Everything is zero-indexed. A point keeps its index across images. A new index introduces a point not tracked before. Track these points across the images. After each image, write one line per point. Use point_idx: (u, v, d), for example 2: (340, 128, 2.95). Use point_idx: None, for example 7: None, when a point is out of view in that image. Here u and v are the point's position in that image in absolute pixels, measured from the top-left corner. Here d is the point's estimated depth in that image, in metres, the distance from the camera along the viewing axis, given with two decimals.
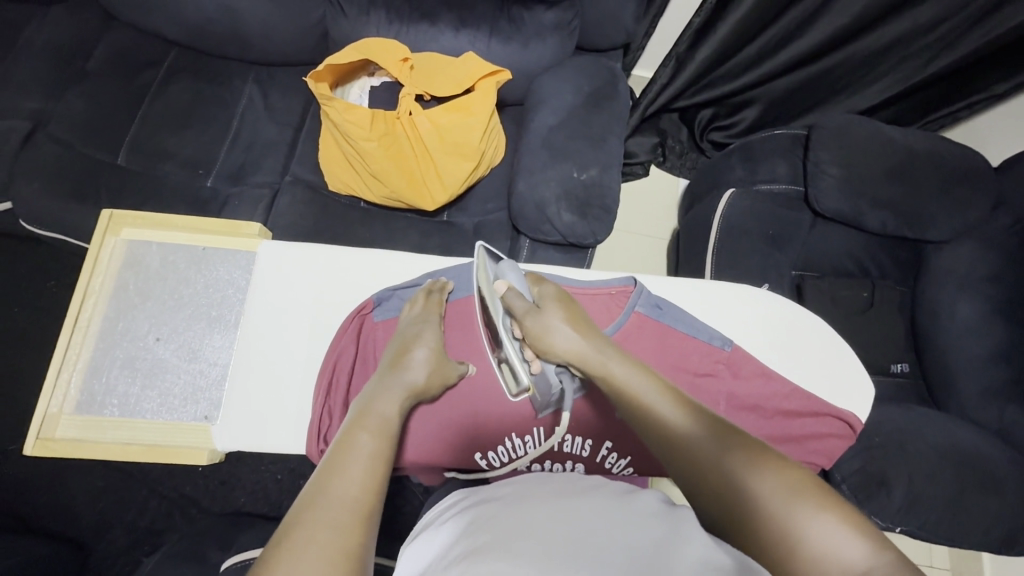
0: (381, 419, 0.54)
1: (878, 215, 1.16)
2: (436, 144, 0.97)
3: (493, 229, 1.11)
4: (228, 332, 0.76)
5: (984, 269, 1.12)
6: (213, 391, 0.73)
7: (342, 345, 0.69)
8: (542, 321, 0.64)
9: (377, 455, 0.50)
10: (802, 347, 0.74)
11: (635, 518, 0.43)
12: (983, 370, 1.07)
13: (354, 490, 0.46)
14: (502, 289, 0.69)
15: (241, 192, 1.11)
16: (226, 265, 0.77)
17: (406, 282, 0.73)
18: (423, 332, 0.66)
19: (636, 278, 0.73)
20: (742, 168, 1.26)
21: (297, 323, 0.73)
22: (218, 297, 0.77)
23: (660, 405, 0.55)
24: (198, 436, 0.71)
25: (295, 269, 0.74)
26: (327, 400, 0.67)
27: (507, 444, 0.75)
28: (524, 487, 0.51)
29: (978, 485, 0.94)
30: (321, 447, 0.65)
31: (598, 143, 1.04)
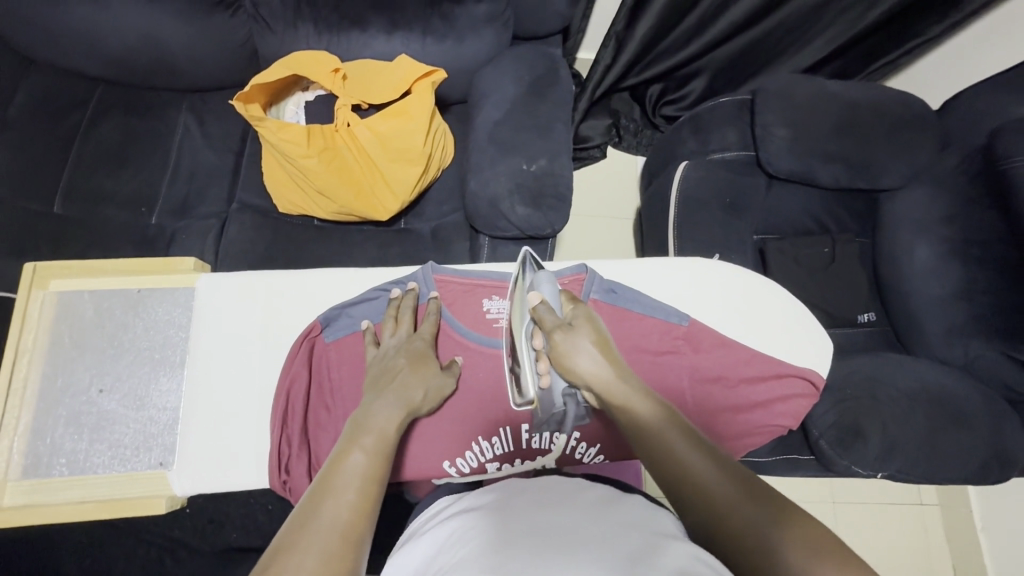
0: (377, 435, 0.53)
1: (830, 170, 1.17)
2: (379, 152, 0.95)
3: (451, 231, 1.09)
4: (175, 374, 0.73)
5: (937, 211, 1.13)
6: (165, 436, 0.71)
7: (293, 372, 0.67)
8: (571, 340, 0.59)
9: (369, 475, 0.49)
10: (760, 312, 0.74)
11: (619, 525, 0.43)
12: (946, 309, 1.09)
13: (345, 512, 0.45)
14: (534, 301, 0.64)
15: (188, 225, 1.08)
16: (164, 305, 0.75)
17: (354, 298, 0.71)
18: (415, 349, 0.66)
19: (588, 265, 0.73)
20: (694, 139, 1.26)
21: (246, 356, 0.71)
22: (160, 339, 0.74)
23: (681, 444, 0.52)
24: (155, 485, 0.69)
25: (238, 300, 0.72)
26: (284, 430, 0.66)
27: (475, 449, 0.71)
28: (511, 496, 0.50)
29: (950, 422, 0.96)
30: (282, 477, 0.64)
31: (545, 131, 1.03)
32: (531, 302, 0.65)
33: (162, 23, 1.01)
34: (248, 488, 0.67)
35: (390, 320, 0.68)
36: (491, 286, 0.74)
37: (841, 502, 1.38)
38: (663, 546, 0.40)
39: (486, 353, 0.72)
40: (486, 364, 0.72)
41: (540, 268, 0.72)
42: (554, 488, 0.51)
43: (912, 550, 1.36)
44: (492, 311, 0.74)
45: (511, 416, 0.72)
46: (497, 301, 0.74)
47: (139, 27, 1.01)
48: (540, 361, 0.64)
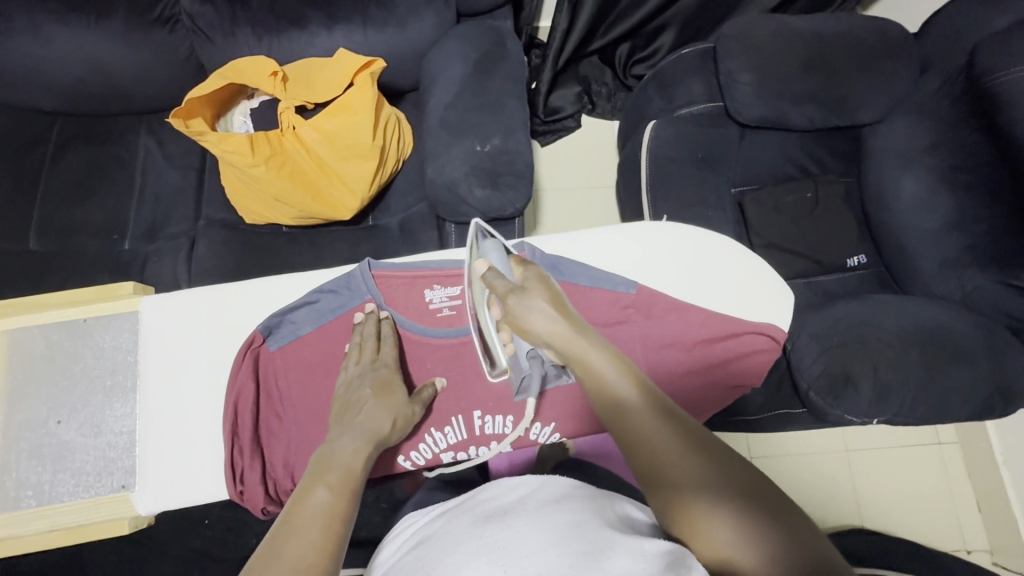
0: (343, 471, 0.51)
1: (803, 111, 1.12)
2: (329, 151, 0.95)
3: (416, 222, 1.07)
4: (127, 399, 0.74)
5: (924, 138, 1.07)
6: (125, 459, 0.72)
7: (239, 385, 0.67)
8: (523, 300, 0.57)
9: (333, 514, 0.46)
10: (715, 270, 0.72)
11: (556, 530, 0.41)
12: (937, 241, 1.04)
13: (309, 553, 0.42)
14: (482, 269, 0.63)
15: (158, 247, 1.09)
16: (110, 332, 0.76)
17: (294, 304, 0.71)
18: (379, 375, 0.63)
19: (526, 242, 0.72)
20: (660, 96, 1.22)
21: (195, 372, 0.72)
22: (110, 365, 0.75)
23: (642, 418, 0.49)
24: (121, 506, 0.70)
25: (176, 319, 0.73)
26: (236, 441, 0.67)
27: (428, 441, 0.69)
28: (453, 522, 0.48)
29: (946, 358, 0.92)
30: (238, 488, 0.66)
31: (497, 108, 0.99)
32: (480, 270, 0.64)
33: (103, 48, 1.01)
34: (211, 500, 0.68)
35: (357, 348, 0.66)
36: (433, 276, 0.72)
37: (855, 450, 1.34)
38: (607, 542, 0.40)
39: (432, 345, 0.71)
40: (433, 356, 0.71)
41: (490, 237, 0.70)
42: (493, 499, 0.49)
43: (931, 492, 1.32)
44: (434, 301, 0.72)
45: (462, 403, 0.70)
46: (438, 290, 0.72)
47: (82, 56, 1.01)
48: (502, 331, 0.63)
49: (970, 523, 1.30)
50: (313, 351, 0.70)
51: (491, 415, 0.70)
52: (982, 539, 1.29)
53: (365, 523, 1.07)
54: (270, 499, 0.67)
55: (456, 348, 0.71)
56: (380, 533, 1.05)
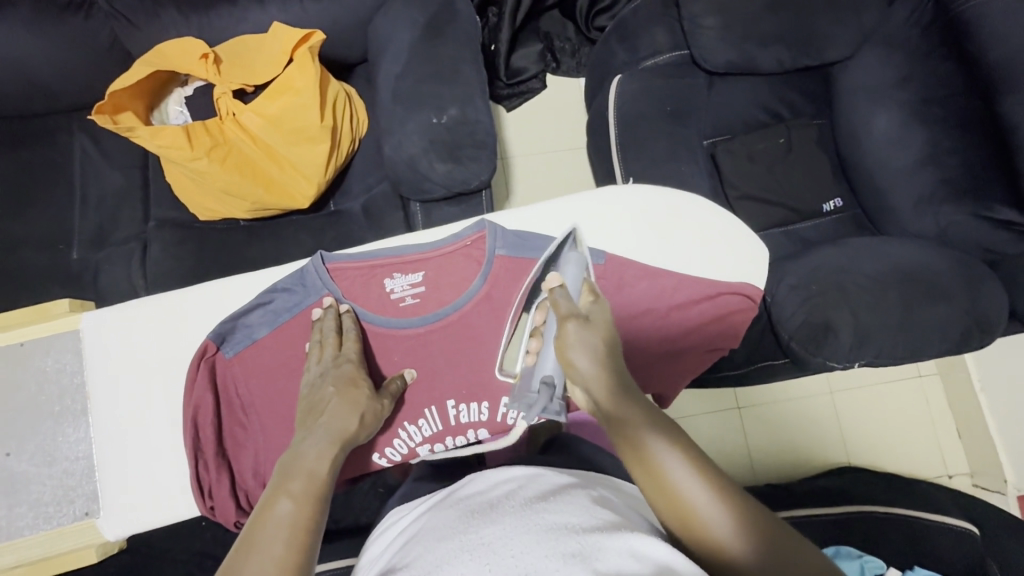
0: (307, 477, 0.49)
1: (770, 53, 1.07)
2: (275, 137, 0.89)
3: (379, 203, 1.02)
4: (80, 421, 0.70)
5: (894, 73, 1.04)
6: (85, 485, 0.68)
7: (196, 396, 0.64)
8: (583, 335, 0.55)
9: (298, 523, 0.44)
10: (686, 231, 0.70)
11: (539, 532, 0.39)
12: (911, 178, 1.02)
13: (270, 567, 0.41)
14: (552, 282, 0.60)
15: (107, 254, 1.02)
16: (51, 354, 0.71)
17: (246, 307, 0.67)
18: (341, 371, 0.61)
19: (487, 220, 0.70)
20: (623, 49, 1.16)
21: (148, 387, 0.68)
22: (56, 389, 0.71)
23: (650, 429, 0.48)
24: (87, 532, 0.68)
25: (120, 334, 0.69)
26: (200, 455, 0.65)
27: (402, 436, 0.67)
28: (438, 519, 0.46)
29: (924, 297, 0.92)
30: (207, 504, 0.64)
31: (452, 76, 0.93)
32: (550, 285, 0.60)
33: (14, 43, 0.93)
34: (182, 518, 0.66)
35: (318, 346, 0.64)
36: (391, 264, 0.69)
37: (839, 391, 1.35)
38: (594, 541, 0.38)
39: (396, 337, 0.68)
40: (400, 348, 0.68)
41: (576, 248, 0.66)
42: (478, 497, 0.47)
43: (914, 425, 1.35)
44: (396, 290, 0.69)
45: (434, 394, 0.68)
46: (399, 278, 0.69)
47: None
48: (534, 338, 0.62)
49: (951, 449, 1.34)
50: (271, 354, 0.67)
51: (464, 404, 0.68)
52: (962, 464, 1.33)
53: (362, 513, 1.06)
54: (243, 510, 0.65)
55: (422, 337, 0.68)
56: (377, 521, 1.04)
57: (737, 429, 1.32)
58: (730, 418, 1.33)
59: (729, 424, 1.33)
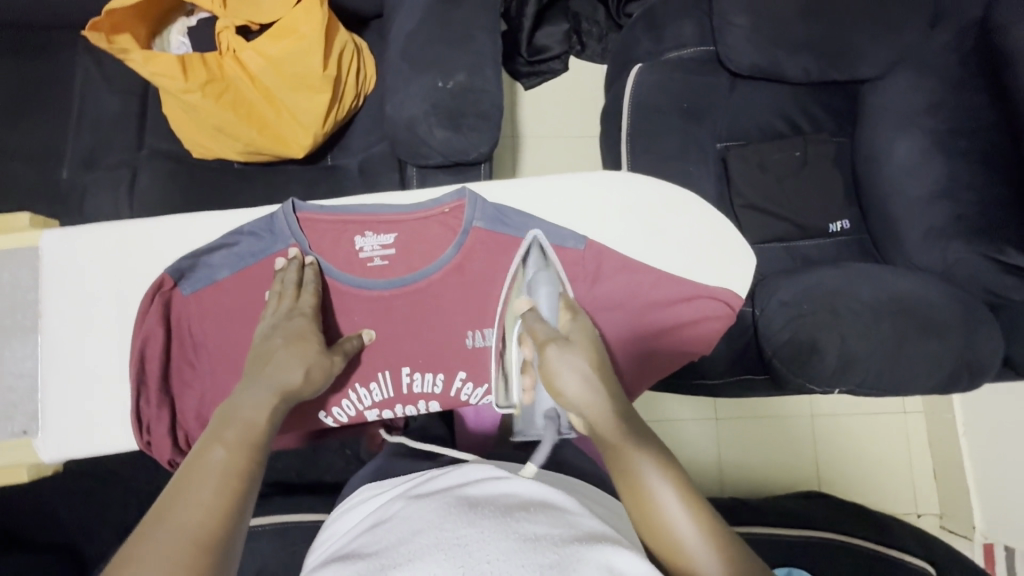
0: (243, 425, 0.48)
1: (797, 61, 1.03)
2: (275, 80, 0.86)
3: (377, 164, 1.00)
4: (28, 338, 0.69)
5: (921, 98, 1.00)
6: (24, 405, 0.67)
7: (146, 329, 0.63)
8: (566, 358, 0.50)
9: (232, 472, 0.44)
10: (675, 228, 0.68)
11: (520, 538, 0.37)
12: (924, 208, 0.98)
13: (198, 517, 0.40)
14: (523, 307, 0.58)
15: (96, 178, 1.00)
16: (8, 267, 0.70)
17: (210, 245, 0.66)
18: (294, 325, 0.59)
19: (469, 189, 0.68)
20: (648, 37, 1.12)
21: (102, 314, 0.67)
22: (8, 302, 0.69)
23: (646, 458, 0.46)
24: (21, 452, 0.66)
25: (81, 258, 0.68)
26: (143, 389, 0.64)
27: (351, 397, 0.66)
28: (412, 507, 0.44)
29: (917, 330, 0.89)
30: (144, 438, 0.63)
31: (464, 40, 0.90)
32: (521, 310, 0.58)
33: None
34: (121, 451, 0.65)
35: (276, 296, 0.62)
36: (363, 222, 0.67)
37: (820, 417, 1.33)
38: (575, 554, 0.35)
39: (360, 296, 0.66)
40: (361, 309, 0.67)
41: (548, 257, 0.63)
42: (463, 490, 0.45)
43: (891, 460, 1.33)
44: (365, 249, 0.67)
45: (388, 359, 0.67)
46: (370, 237, 0.67)
47: None
48: (524, 374, 0.57)
49: (924, 489, 1.32)
50: (228, 297, 0.65)
51: (419, 373, 0.67)
52: (932, 505, 1.31)
53: (325, 471, 1.06)
54: (180, 450, 0.65)
55: (386, 301, 0.67)
56: (337, 480, 1.05)
57: (711, 439, 1.31)
58: (705, 429, 1.31)
59: (704, 434, 1.31)
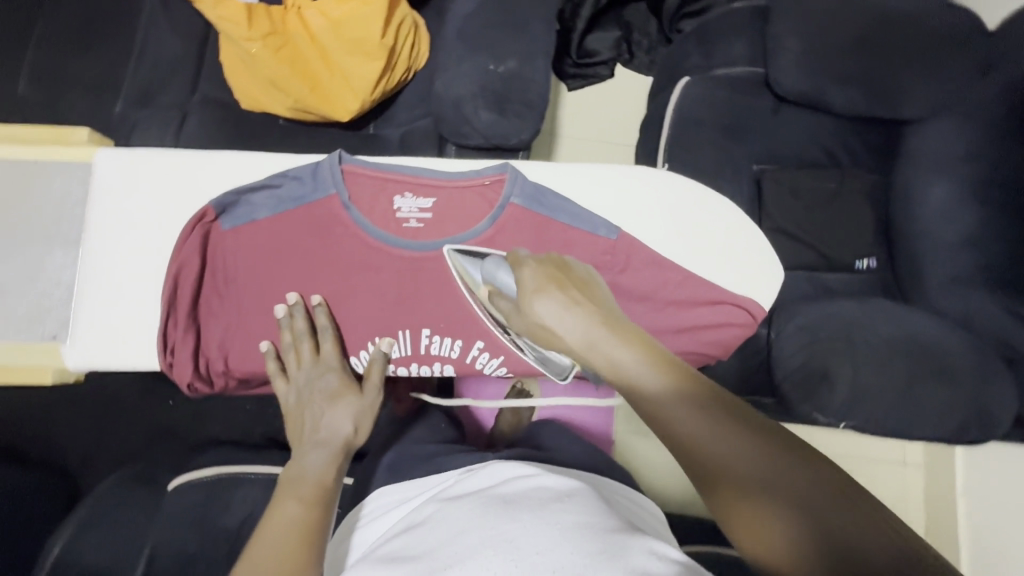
0: (311, 486, 0.59)
1: (844, 93, 1.03)
2: (333, 41, 0.89)
3: (418, 138, 1.02)
4: (69, 250, 0.75)
5: (963, 147, 0.98)
6: (59, 310, 0.73)
7: (184, 256, 0.66)
8: (528, 313, 0.58)
9: (304, 525, 0.55)
10: (707, 232, 0.69)
11: (563, 527, 0.43)
12: (952, 257, 0.98)
13: (282, 563, 0.52)
14: (484, 293, 0.64)
15: (148, 116, 1.04)
16: (61, 178, 0.75)
17: (252, 184, 0.68)
18: (326, 381, 0.65)
19: (511, 166, 0.69)
20: (698, 52, 1.13)
21: (140, 237, 0.69)
22: (55, 212, 0.75)
23: (718, 447, 0.45)
24: (46, 354, 0.72)
25: (126, 179, 0.70)
26: (173, 314, 0.66)
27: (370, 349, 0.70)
28: (445, 510, 0.52)
29: (928, 375, 0.89)
30: (168, 359, 0.66)
31: (520, 28, 0.92)
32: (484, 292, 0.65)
33: None
34: (141, 370, 0.68)
35: (297, 352, 0.67)
36: (404, 183, 0.68)
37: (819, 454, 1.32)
38: (616, 538, 0.42)
39: (390, 254, 0.68)
40: (390, 267, 0.68)
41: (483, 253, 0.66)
42: (496, 490, 0.52)
43: None
44: (402, 209, 0.69)
45: (411, 318, 0.69)
46: (409, 199, 0.69)
47: None
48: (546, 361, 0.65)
49: None
50: (265, 237, 0.68)
51: (438, 336, 0.70)
52: None
53: None
54: (201, 375, 0.68)
55: (415, 262, 0.68)
56: None
57: None
58: None
59: None
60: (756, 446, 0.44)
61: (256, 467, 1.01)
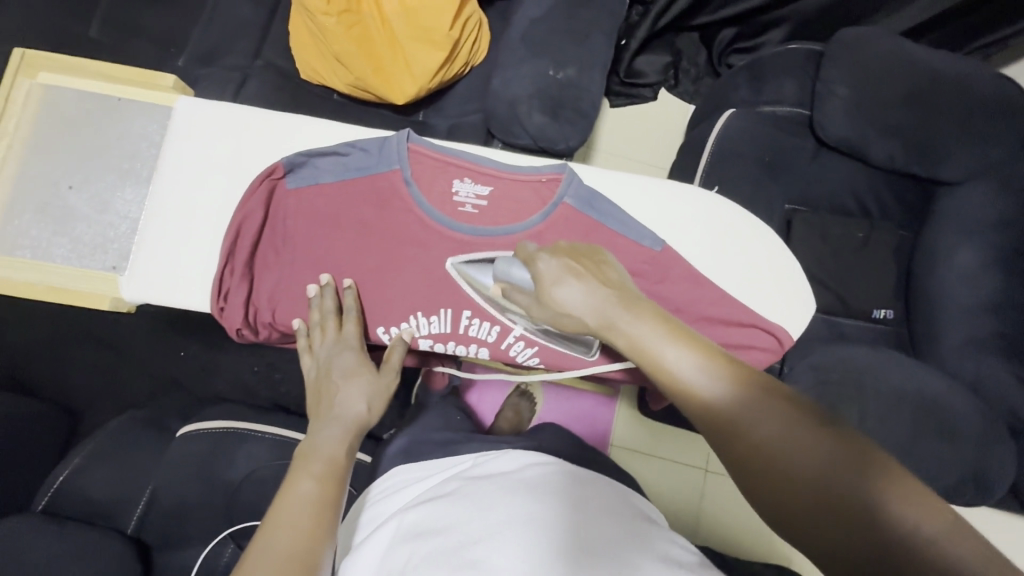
0: (326, 461, 0.63)
1: (886, 145, 1.05)
2: (403, 26, 0.92)
3: (466, 131, 1.05)
4: (139, 188, 0.82)
5: (993, 214, 1.02)
6: (121, 242, 0.80)
7: (249, 207, 0.69)
8: (549, 304, 0.61)
9: (321, 501, 0.59)
10: (744, 257, 0.72)
11: (590, 513, 0.57)
12: (968, 319, 1.00)
13: (303, 535, 0.55)
14: (499, 292, 0.68)
15: (210, 73, 1.07)
16: (141, 117, 0.83)
17: (322, 149, 0.71)
18: (347, 359, 0.69)
19: (569, 166, 0.71)
20: (747, 87, 1.16)
21: (206, 185, 0.72)
22: (131, 149, 0.83)
23: (756, 433, 0.47)
24: (103, 284, 0.79)
25: (199, 128, 0.73)
26: (231, 261, 0.69)
27: (411, 322, 0.72)
28: (469, 489, 0.62)
29: (932, 431, 0.91)
30: (220, 304, 0.69)
31: (582, 40, 0.95)
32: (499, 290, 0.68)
33: None
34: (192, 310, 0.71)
35: (319, 330, 0.70)
36: (464, 168, 0.71)
37: None
38: (636, 529, 0.57)
39: (443, 234, 0.70)
40: (442, 247, 0.71)
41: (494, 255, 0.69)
42: (521, 472, 0.63)
43: None
44: (460, 193, 0.71)
45: (455, 298, 0.71)
46: (467, 184, 0.72)
47: None
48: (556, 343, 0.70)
49: None
50: (326, 201, 0.70)
51: (478, 320, 0.72)
52: None
53: None
54: (248, 323, 0.71)
55: (466, 245, 0.71)
56: None
57: (696, 486, 1.32)
58: (693, 475, 1.32)
59: (690, 479, 1.32)
60: (783, 422, 0.47)
61: (260, 426, 1.01)
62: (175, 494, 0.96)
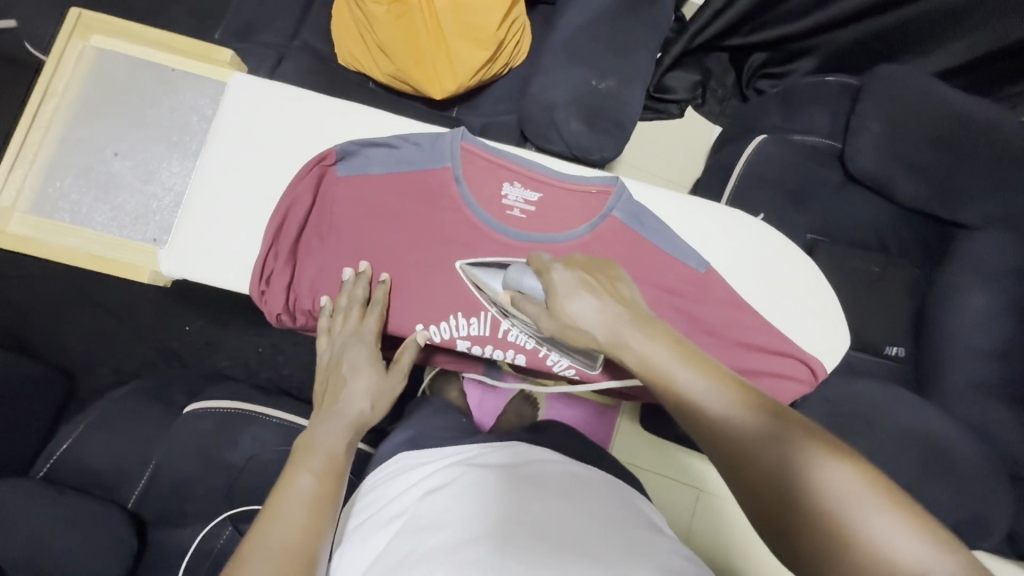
0: (326, 456, 0.59)
1: (912, 185, 1.07)
2: (450, 21, 0.91)
3: (499, 131, 1.04)
4: (185, 161, 0.86)
5: (1009, 262, 1.03)
6: (163, 214, 0.84)
7: (300, 190, 0.69)
8: (558, 320, 0.60)
9: (320, 498, 0.55)
10: (782, 288, 0.74)
11: (596, 522, 0.57)
12: (976, 364, 1.02)
13: (298, 533, 0.51)
14: (507, 299, 0.67)
15: (247, 49, 1.06)
16: (193, 92, 0.87)
17: (375, 141, 0.72)
18: (359, 351, 0.66)
19: (619, 181, 0.72)
20: (780, 114, 1.17)
21: (255, 165, 0.73)
22: (180, 123, 0.86)
23: (762, 450, 0.47)
24: (141, 255, 0.81)
25: (251, 107, 0.74)
26: (275, 244, 0.69)
27: (450, 322, 0.72)
28: (469, 481, 0.59)
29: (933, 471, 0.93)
30: (261, 287, 0.68)
31: (626, 53, 0.95)
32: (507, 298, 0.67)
33: None
34: (229, 290, 0.70)
35: (341, 318, 0.68)
36: (515, 172, 0.72)
37: None
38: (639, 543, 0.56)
39: (489, 235, 0.71)
40: (486, 248, 0.71)
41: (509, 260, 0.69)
42: (526, 469, 0.63)
43: None
44: (509, 197, 0.72)
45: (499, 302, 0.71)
46: (517, 188, 0.72)
47: None
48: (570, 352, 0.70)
49: None
50: (375, 192, 0.71)
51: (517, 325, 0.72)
52: None
53: None
54: (287, 308, 0.70)
55: (510, 249, 0.71)
56: None
57: (689, 505, 1.32)
58: (687, 493, 1.32)
59: (684, 497, 1.32)
60: (788, 440, 0.46)
61: (266, 409, 1.00)
62: (173, 472, 0.94)
